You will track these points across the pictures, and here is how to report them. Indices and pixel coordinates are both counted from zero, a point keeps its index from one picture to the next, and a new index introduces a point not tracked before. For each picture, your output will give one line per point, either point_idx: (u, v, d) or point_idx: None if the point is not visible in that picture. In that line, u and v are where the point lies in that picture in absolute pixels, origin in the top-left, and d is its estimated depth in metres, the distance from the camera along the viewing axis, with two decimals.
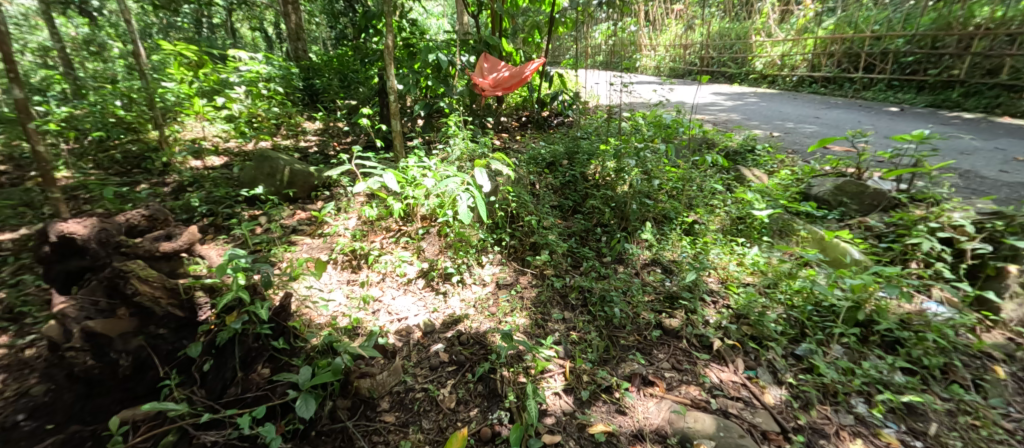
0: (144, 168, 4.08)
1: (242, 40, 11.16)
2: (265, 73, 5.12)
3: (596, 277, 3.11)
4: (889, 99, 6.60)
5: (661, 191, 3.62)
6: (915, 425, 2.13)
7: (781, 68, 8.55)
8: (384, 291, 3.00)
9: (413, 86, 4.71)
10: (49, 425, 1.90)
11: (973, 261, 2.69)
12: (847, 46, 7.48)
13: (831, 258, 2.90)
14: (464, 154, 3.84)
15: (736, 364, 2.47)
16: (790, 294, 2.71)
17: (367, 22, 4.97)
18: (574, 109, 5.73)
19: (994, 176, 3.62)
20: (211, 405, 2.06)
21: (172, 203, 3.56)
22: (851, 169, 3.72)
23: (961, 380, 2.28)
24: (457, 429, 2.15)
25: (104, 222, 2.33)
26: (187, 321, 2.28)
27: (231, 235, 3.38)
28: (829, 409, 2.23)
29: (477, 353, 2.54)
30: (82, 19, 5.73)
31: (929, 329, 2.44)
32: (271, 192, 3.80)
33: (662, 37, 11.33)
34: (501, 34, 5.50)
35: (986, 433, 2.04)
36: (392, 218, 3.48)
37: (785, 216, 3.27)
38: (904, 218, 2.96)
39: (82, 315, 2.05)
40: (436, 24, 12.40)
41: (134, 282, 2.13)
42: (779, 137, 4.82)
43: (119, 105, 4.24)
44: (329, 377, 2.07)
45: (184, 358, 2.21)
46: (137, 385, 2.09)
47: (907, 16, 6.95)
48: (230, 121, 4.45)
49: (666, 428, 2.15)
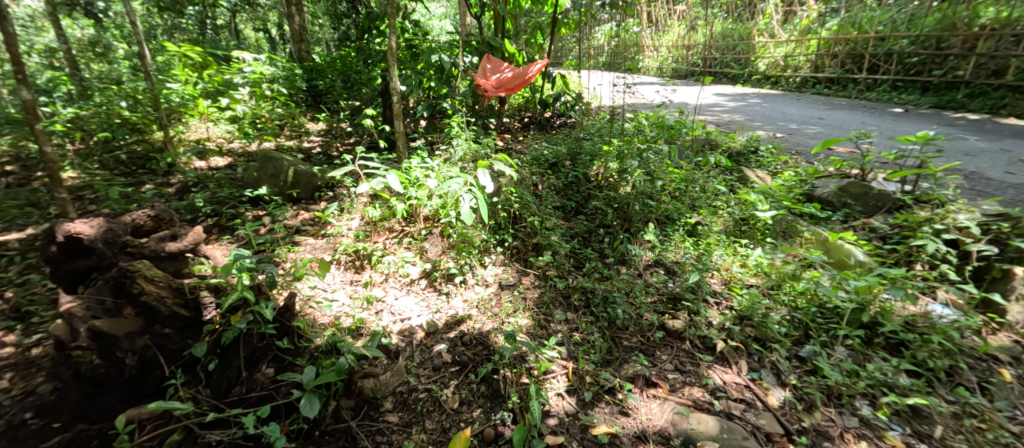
0: (149, 169, 4.09)
1: (247, 42, 11.22)
2: (269, 74, 5.02)
3: (598, 278, 3.11)
4: (894, 99, 6.58)
5: (664, 192, 3.62)
6: (920, 428, 2.12)
7: (784, 69, 8.52)
8: (386, 292, 3.00)
9: (416, 87, 4.70)
10: (55, 424, 1.93)
11: (979, 263, 2.69)
12: (851, 47, 7.45)
13: (835, 259, 2.89)
14: (467, 155, 3.84)
15: (740, 365, 2.47)
16: (794, 296, 2.70)
17: (370, 23, 5.04)
18: (577, 110, 5.71)
19: (1000, 178, 3.60)
20: (217, 404, 2.08)
21: (176, 204, 3.56)
22: (854, 171, 3.71)
23: (966, 383, 2.27)
24: (460, 429, 2.15)
25: (110, 222, 2.35)
26: (192, 321, 2.27)
27: (236, 235, 3.41)
28: (833, 411, 2.22)
29: (480, 354, 2.54)
30: (87, 20, 5.79)
31: (934, 331, 2.43)
32: (274, 192, 3.80)
33: (665, 38, 11.43)
34: (504, 35, 5.42)
35: (992, 436, 2.04)
36: (394, 218, 3.48)
37: (788, 218, 3.26)
38: (909, 219, 2.97)
39: (89, 315, 2.06)
40: (438, 24, 12.54)
41: (140, 281, 2.13)
42: (783, 138, 4.81)
43: (124, 106, 4.22)
44: (334, 377, 2.08)
45: (189, 357, 2.22)
46: (142, 384, 2.11)
47: (911, 17, 6.94)
48: (234, 122, 4.46)
49: (669, 429, 2.15)
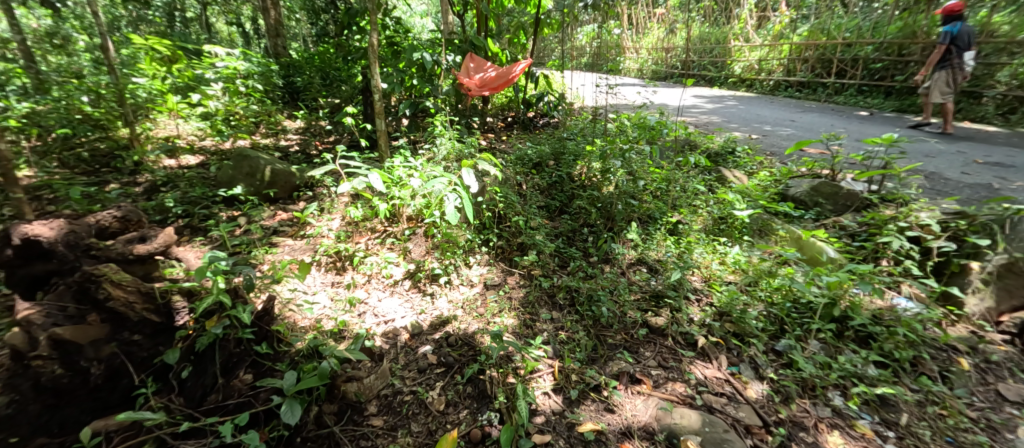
0: (115, 167, 3.93)
1: (221, 36, 10.82)
2: (243, 69, 4.87)
3: (582, 277, 3.14)
4: (860, 103, 6.88)
5: (646, 192, 3.67)
6: (888, 416, 2.23)
7: (758, 72, 8.81)
8: (369, 293, 2.96)
9: (397, 85, 4.65)
10: (12, 439, 1.81)
11: (940, 258, 2.86)
12: (821, 52, 7.77)
13: (809, 256, 3.01)
14: (451, 154, 3.80)
15: (720, 360, 2.54)
16: (770, 291, 2.80)
17: (350, 19, 4.94)
18: (560, 109, 5.72)
19: (957, 177, 3.82)
20: (190, 413, 2.01)
21: (144, 204, 3.40)
22: (825, 171, 3.85)
23: (929, 372, 2.40)
24: (446, 431, 2.14)
25: (72, 224, 2.21)
26: (164, 326, 2.18)
27: (209, 236, 3.28)
28: (808, 402, 2.32)
29: (466, 354, 2.53)
30: (45, 10, 5.45)
31: (899, 324, 2.56)
32: (250, 192, 3.69)
33: (645, 40, 11.66)
34: (487, 34, 5.40)
35: (952, 422, 2.16)
36: (377, 219, 3.43)
37: (764, 216, 3.38)
38: (875, 217, 3.12)
39: (49, 322, 1.91)
40: (420, 22, 12.41)
41: (107, 286, 2.02)
42: (758, 140, 4.96)
43: (86, 101, 4.01)
44: (316, 382, 2.02)
45: (161, 365, 2.14)
46: (110, 394, 2.02)
47: (875, 25, 7.27)
48: (206, 119, 4.30)
49: (653, 425, 2.19)
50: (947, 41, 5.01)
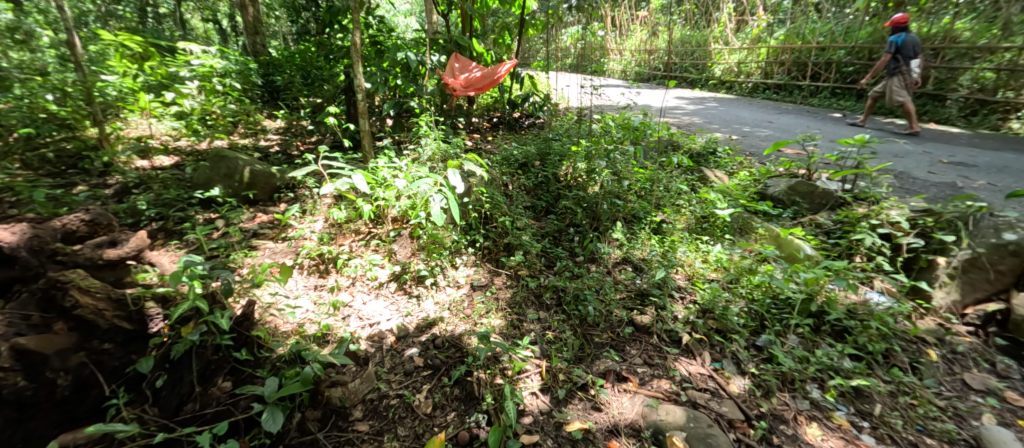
0: (82, 168, 3.77)
1: (198, 33, 10.51)
2: (220, 68, 4.73)
3: (569, 276, 3.15)
4: (833, 105, 7.11)
5: (630, 192, 3.71)
6: (862, 407, 2.31)
7: (738, 75, 9.12)
8: (353, 296, 2.91)
9: (381, 84, 4.59)
10: None
11: (909, 254, 3.00)
12: (796, 56, 8.03)
13: (787, 254, 3.09)
14: (436, 154, 3.78)
15: (703, 357, 2.59)
16: (750, 288, 2.88)
17: (332, 18, 4.86)
18: (545, 110, 5.75)
19: (925, 177, 3.98)
20: (166, 424, 1.92)
21: (115, 207, 3.25)
22: (801, 171, 3.97)
23: (900, 364, 2.50)
24: (434, 434, 2.12)
25: (36, 229, 2.13)
26: (136, 334, 2.11)
27: (185, 240, 3.17)
28: (787, 395, 2.38)
29: (453, 356, 2.51)
30: (6, 4, 5.19)
31: (872, 318, 2.65)
32: (228, 193, 3.59)
33: (628, 42, 11.85)
34: (472, 34, 5.38)
35: (922, 411, 2.26)
36: (361, 220, 3.38)
37: (744, 216, 3.47)
38: (849, 216, 3.23)
39: (13, 331, 1.83)
40: (403, 21, 12.32)
41: (74, 293, 1.96)
42: (738, 140, 5.08)
43: (50, 99, 3.81)
44: (298, 388, 1.99)
45: (134, 374, 2.06)
46: (78, 406, 1.91)
47: (846, 29, 7.52)
48: (181, 118, 4.18)
49: (640, 422, 2.20)
50: (892, 50, 5.29)
